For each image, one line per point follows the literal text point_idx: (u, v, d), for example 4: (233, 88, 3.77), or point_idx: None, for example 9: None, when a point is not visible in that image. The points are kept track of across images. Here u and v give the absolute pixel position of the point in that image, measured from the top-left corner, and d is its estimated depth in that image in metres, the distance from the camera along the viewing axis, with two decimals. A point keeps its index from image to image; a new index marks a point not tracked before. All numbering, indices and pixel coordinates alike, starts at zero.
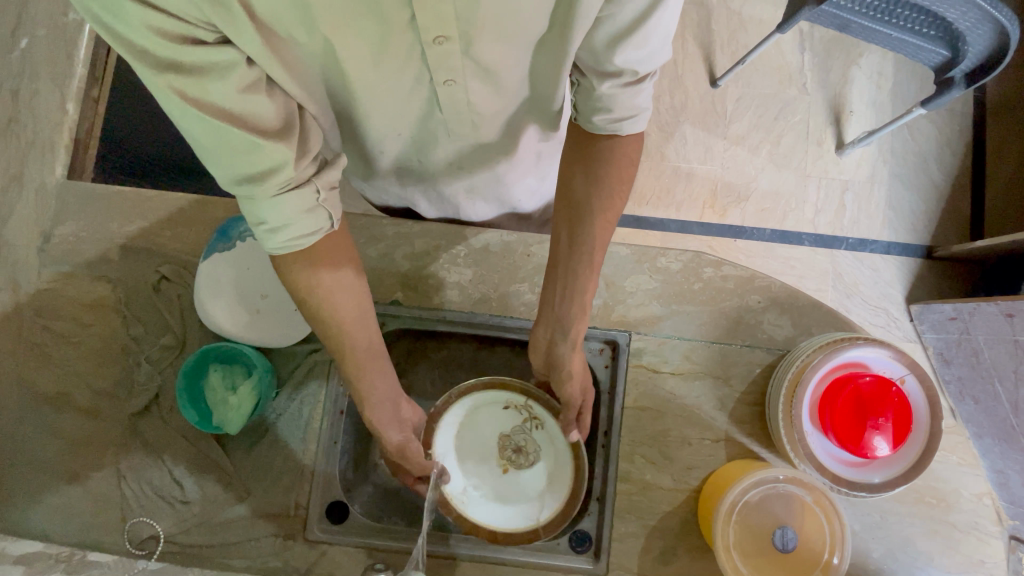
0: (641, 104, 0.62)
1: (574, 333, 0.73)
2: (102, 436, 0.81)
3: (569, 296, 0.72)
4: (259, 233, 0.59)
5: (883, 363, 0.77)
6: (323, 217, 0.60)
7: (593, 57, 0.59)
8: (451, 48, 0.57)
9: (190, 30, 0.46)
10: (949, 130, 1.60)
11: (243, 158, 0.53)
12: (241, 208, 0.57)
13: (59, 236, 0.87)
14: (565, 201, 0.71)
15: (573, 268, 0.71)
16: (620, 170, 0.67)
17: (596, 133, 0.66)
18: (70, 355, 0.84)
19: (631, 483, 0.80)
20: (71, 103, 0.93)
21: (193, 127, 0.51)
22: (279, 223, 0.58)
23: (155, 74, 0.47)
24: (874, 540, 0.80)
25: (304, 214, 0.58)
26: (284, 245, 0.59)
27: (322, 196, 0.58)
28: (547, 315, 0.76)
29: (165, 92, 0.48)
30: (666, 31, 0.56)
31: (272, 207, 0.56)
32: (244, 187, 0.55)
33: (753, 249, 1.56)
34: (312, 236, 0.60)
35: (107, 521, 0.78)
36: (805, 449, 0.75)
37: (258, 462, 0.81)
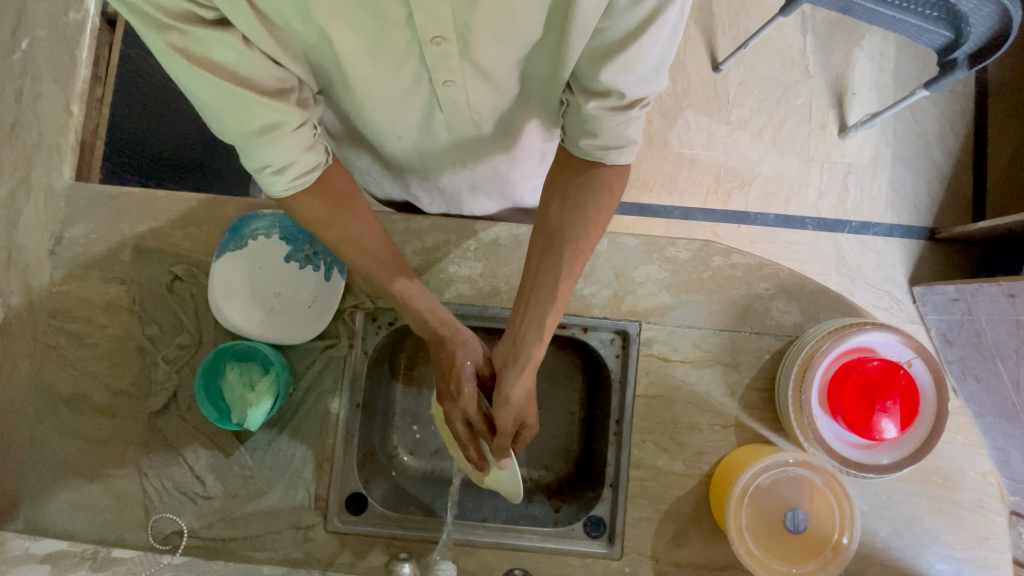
0: (631, 135, 0.62)
1: (528, 358, 0.71)
2: (121, 435, 0.83)
3: (531, 323, 0.70)
4: (264, 177, 0.59)
5: (891, 347, 0.79)
6: (321, 154, 0.61)
7: (585, 74, 0.59)
8: (448, 49, 0.57)
9: (191, 6, 0.47)
10: (951, 111, 1.59)
11: (242, 110, 0.53)
12: (243, 156, 0.57)
13: (70, 238, 0.87)
14: (542, 225, 0.71)
15: (540, 290, 0.70)
16: (598, 200, 0.66)
17: (582, 157, 0.66)
18: (87, 356, 0.85)
19: (643, 469, 0.82)
20: (77, 105, 0.93)
21: (196, 87, 0.52)
22: (284, 163, 0.58)
23: (158, 36, 0.49)
24: (881, 519, 0.82)
25: (304, 151, 0.59)
26: (290, 185, 0.60)
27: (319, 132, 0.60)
28: (508, 336, 0.74)
29: (168, 53, 0.49)
30: (658, 58, 0.56)
31: (275, 147, 0.56)
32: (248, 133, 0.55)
33: (756, 234, 1.56)
34: (313, 174, 0.61)
35: (131, 518, 0.80)
36: (814, 432, 0.77)
37: (277, 457, 0.82)
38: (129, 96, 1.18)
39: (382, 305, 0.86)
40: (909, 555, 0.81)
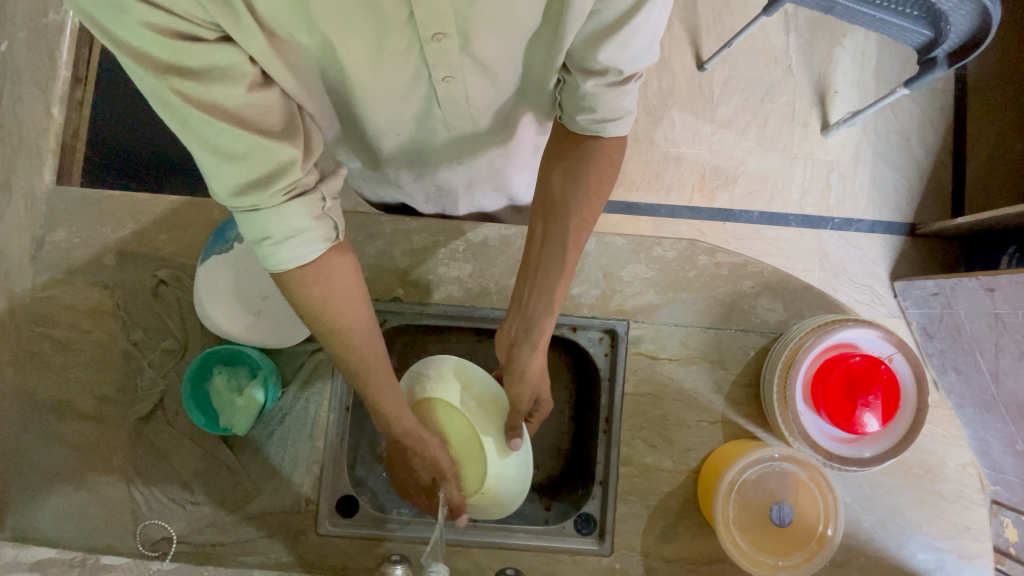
0: (626, 107, 0.63)
1: (540, 332, 0.73)
2: (107, 442, 0.82)
3: (542, 291, 0.72)
4: (264, 250, 0.56)
5: (872, 343, 0.80)
6: (330, 229, 0.58)
7: (581, 56, 0.59)
8: (450, 44, 0.57)
9: (189, 27, 0.46)
10: (931, 109, 1.62)
11: (247, 164, 0.51)
12: (246, 225, 0.54)
13: (51, 243, 0.86)
14: (542, 195, 0.71)
15: (548, 261, 0.71)
16: (598, 171, 0.67)
17: (580, 133, 0.67)
18: (71, 362, 0.84)
19: (632, 466, 0.83)
20: (57, 107, 0.91)
21: (196, 135, 0.49)
22: (286, 235, 0.55)
23: (157, 78, 0.46)
24: (865, 511, 0.84)
25: (311, 222, 0.56)
26: (292, 259, 0.57)
27: (329, 203, 0.57)
28: (517, 312, 0.76)
29: (170, 98, 0.47)
30: (652, 33, 0.57)
31: (278, 216, 0.54)
32: (249, 200, 0.52)
33: (742, 232, 1.58)
34: (320, 248, 0.58)
35: (119, 525, 0.79)
36: (799, 428, 0.78)
37: (267, 461, 0.82)
38: None
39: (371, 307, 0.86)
40: (891, 545, 0.83)
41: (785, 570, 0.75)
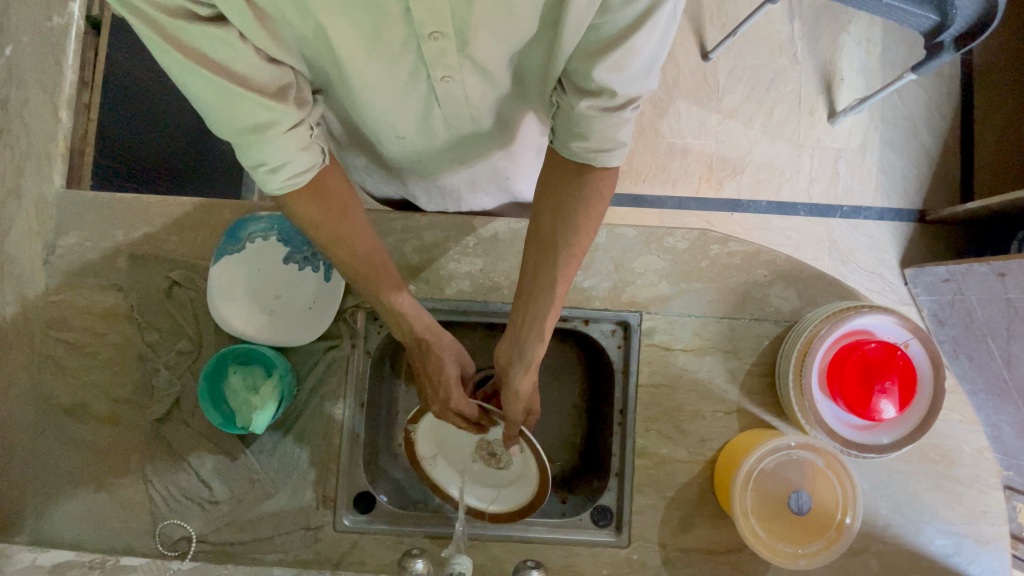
0: (620, 138, 0.62)
1: (531, 358, 0.73)
2: (124, 443, 0.82)
3: (531, 323, 0.71)
4: (259, 175, 0.59)
5: (888, 329, 0.80)
6: (318, 154, 0.61)
7: (578, 71, 0.59)
8: (446, 44, 0.57)
9: (187, 5, 0.47)
10: (939, 93, 1.61)
11: (239, 107, 0.54)
12: (241, 152, 0.58)
13: (64, 246, 0.86)
14: (534, 233, 0.71)
15: (536, 297, 0.70)
16: (588, 207, 0.66)
17: (574, 162, 0.65)
18: (86, 365, 0.84)
19: (648, 457, 0.83)
20: (64, 111, 0.91)
21: (191, 82, 0.52)
22: (279, 161, 0.58)
23: (155, 36, 0.49)
24: (882, 498, 0.84)
25: (300, 151, 0.59)
26: (287, 184, 0.60)
27: (316, 131, 0.60)
28: (507, 337, 0.76)
29: (170, 55, 0.50)
30: (649, 57, 0.56)
31: (272, 145, 0.56)
32: (245, 134, 0.56)
33: (749, 222, 1.58)
34: (308, 174, 0.61)
35: (139, 525, 0.80)
36: (815, 415, 0.78)
37: (284, 459, 0.82)
38: (116, 100, 1.17)
39: None
40: (910, 532, 0.83)
41: (805, 558, 0.75)
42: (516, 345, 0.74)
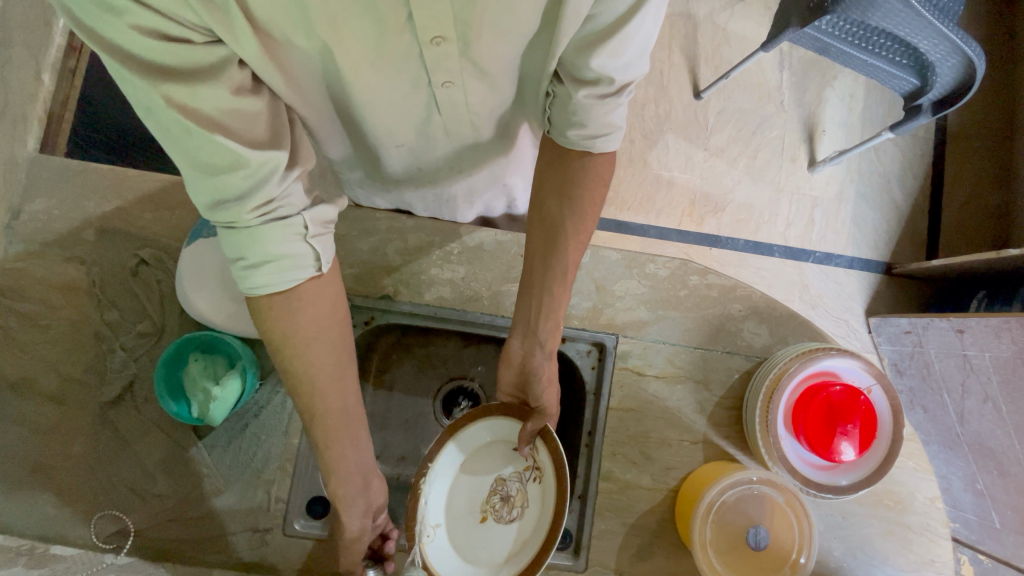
0: (614, 121, 0.64)
1: (550, 340, 0.74)
2: (69, 425, 0.78)
3: (545, 313, 0.74)
4: (237, 270, 0.57)
5: (852, 373, 0.82)
6: (309, 258, 0.58)
7: (573, 62, 0.60)
8: (449, 49, 0.57)
9: (180, 30, 0.46)
10: (912, 154, 1.69)
11: (222, 174, 0.51)
12: (225, 238, 0.56)
13: (28, 213, 0.82)
14: (538, 220, 0.73)
15: (547, 284, 0.73)
16: (591, 192, 0.70)
17: (571, 148, 0.68)
18: (38, 339, 0.80)
19: (612, 482, 0.82)
20: (47, 75, 0.94)
21: (176, 134, 0.49)
22: (263, 258, 0.56)
23: (143, 81, 0.46)
24: (836, 539, 0.85)
25: (287, 248, 0.56)
26: (263, 285, 0.57)
27: (310, 231, 0.57)
28: (521, 329, 0.76)
29: (155, 100, 0.47)
30: (642, 42, 0.58)
31: (254, 240, 0.55)
32: (227, 212, 0.54)
33: (727, 258, 1.61)
34: (293, 278, 0.58)
35: (72, 514, 0.75)
36: (778, 452, 0.79)
37: (239, 455, 0.79)
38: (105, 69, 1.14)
39: (360, 303, 0.84)
40: None
41: None
42: (528, 334, 0.75)
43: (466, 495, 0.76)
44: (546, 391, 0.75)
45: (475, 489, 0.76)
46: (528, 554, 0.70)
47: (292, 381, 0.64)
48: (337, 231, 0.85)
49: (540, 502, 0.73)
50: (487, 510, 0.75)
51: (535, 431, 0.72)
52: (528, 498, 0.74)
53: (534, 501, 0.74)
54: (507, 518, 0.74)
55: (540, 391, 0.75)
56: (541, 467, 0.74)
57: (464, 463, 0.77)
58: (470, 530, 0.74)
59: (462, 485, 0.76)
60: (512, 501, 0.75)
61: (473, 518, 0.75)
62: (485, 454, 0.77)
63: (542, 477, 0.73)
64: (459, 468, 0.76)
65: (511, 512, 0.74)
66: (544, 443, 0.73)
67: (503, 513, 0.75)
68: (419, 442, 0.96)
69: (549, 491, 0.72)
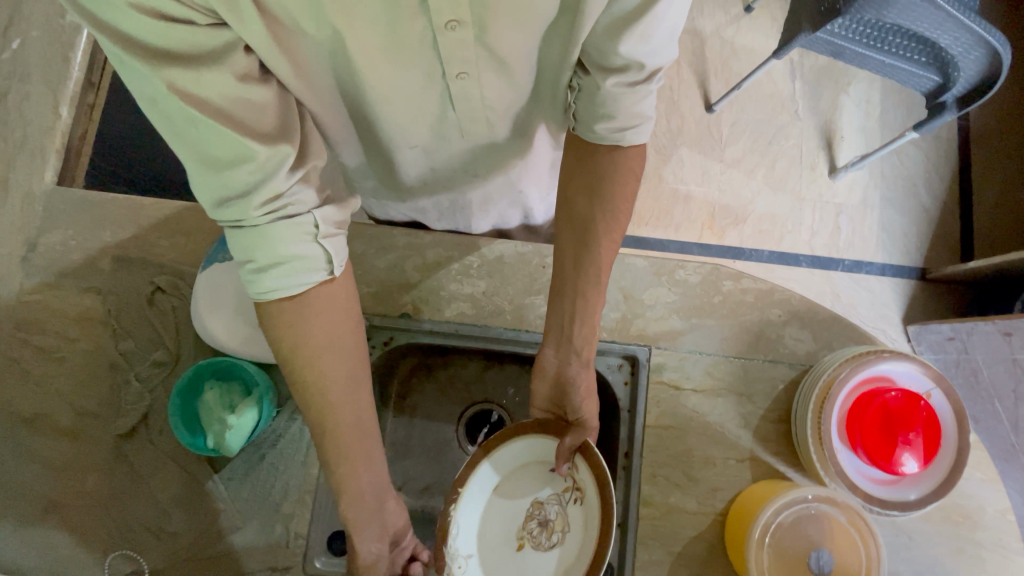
0: (644, 112, 0.62)
1: (585, 349, 0.71)
2: (82, 461, 0.75)
3: (580, 319, 0.70)
4: (247, 274, 0.55)
5: (910, 377, 0.75)
6: (319, 259, 0.56)
7: (600, 50, 0.58)
8: (464, 34, 0.55)
9: (185, 12, 0.44)
10: (937, 155, 1.64)
11: (228, 167, 0.50)
12: (233, 241, 0.54)
13: (45, 245, 0.81)
14: (568, 222, 0.70)
15: (582, 289, 0.69)
16: (621, 189, 0.66)
17: (598, 143, 0.65)
18: (52, 372, 0.78)
19: (653, 507, 0.76)
20: (65, 108, 0.90)
21: (180, 125, 0.48)
22: (270, 260, 0.54)
23: (147, 66, 0.45)
24: (902, 562, 0.77)
25: (296, 249, 0.54)
26: (272, 288, 0.55)
27: (319, 231, 0.55)
28: (553, 335, 0.72)
29: (159, 86, 0.45)
30: (672, 25, 0.56)
31: (260, 241, 0.53)
32: (234, 211, 0.52)
33: (752, 270, 1.56)
34: (303, 281, 0.55)
35: (82, 557, 0.71)
36: (835, 466, 0.73)
37: (257, 488, 0.74)
38: None
39: (379, 322, 0.81)
40: None
41: None
42: (563, 343, 0.72)
43: (501, 523, 0.70)
44: (585, 403, 0.70)
45: (511, 515, 0.71)
46: None
47: (308, 401, 0.60)
48: (355, 250, 0.82)
49: (580, 530, 0.67)
50: (525, 536, 0.70)
51: (571, 448, 0.67)
52: (568, 523, 0.68)
53: (576, 526, 0.67)
54: (548, 546, 0.68)
55: (576, 399, 0.71)
56: (580, 489, 0.67)
57: (498, 486, 0.71)
58: (507, 560, 0.69)
59: (496, 511, 0.71)
60: (552, 527, 0.69)
61: (509, 546, 0.69)
62: (521, 475, 0.72)
63: (583, 499, 0.67)
64: (492, 492, 0.71)
65: (551, 538, 0.68)
66: (583, 461, 0.66)
67: (543, 540, 0.69)
68: (444, 470, 0.91)
69: (591, 515, 0.65)
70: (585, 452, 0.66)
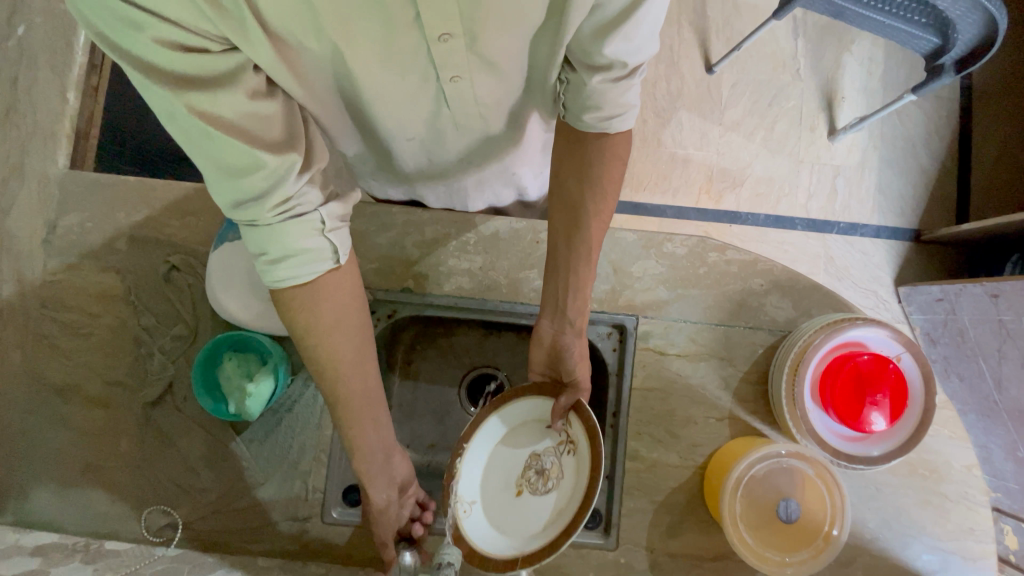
0: (630, 101, 0.64)
1: (579, 321, 0.76)
2: (116, 426, 0.82)
3: (573, 291, 0.74)
4: (262, 265, 0.59)
5: (880, 342, 0.80)
6: (327, 250, 0.60)
7: (585, 52, 0.60)
8: (455, 44, 0.57)
9: (200, 42, 0.48)
10: (937, 116, 1.63)
11: (244, 178, 0.53)
12: (246, 237, 0.58)
13: (64, 227, 0.86)
14: (560, 201, 0.74)
15: (574, 266, 0.74)
16: (608, 171, 0.69)
17: (587, 133, 0.68)
18: (81, 346, 0.84)
19: (639, 461, 0.83)
20: (72, 93, 0.97)
21: (197, 141, 0.51)
22: (283, 253, 0.58)
23: (167, 91, 0.48)
24: (870, 511, 0.84)
25: (307, 242, 0.58)
26: (285, 278, 0.59)
27: (326, 225, 0.59)
28: (550, 307, 0.77)
29: (179, 109, 0.49)
30: (653, 23, 0.57)
31: (273, 237, 0.57)
32: (248, 212, 0.55)
33: (747, 234, 1.59)
34: (313, 269, 0.60)
35: (123, 510, 0.80)
36: (806, 425, 0.78)
37: (276, 448, 0.82)
38: None
39: (382, 297, 0.86)
40: (896, 546, 0.83)
41: (792, 566, 0.75)
42: (557, 314, 0.77)
43: (502, 474, 0.77)
44: (579, 367, 0.77)
45: (511, 467, 0.77)
46: (564, 521, 0.68)
47: (320, 373, 0.66)
48: (357, 228, 0.86)
49: (574, 475, 0.72)
50: (522, 483, 0.76)
51: (569, 404, 0.74)
52: (563, 471, 0.74)
53: (570, 472, 0.73)
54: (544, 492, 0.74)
55: (573, 364, 0.77)
56: (574, 439, 0.74)
57: (500, 441, 0.78)
58: (507, 505, 0.75)
59: (497, 464, 0.77)
60: (548, 475, 0.75)
61: (509, 493, 0.75)
62: (521, 431, 0.78)
63: (576, 447, 0.73)
64: (494, 448, 0.78)
65: (547, 485, 0.74)
66: (576, 414, 0.73)
67: (540, 486, 0.74)
68: (447, 430, 0.99)
69: (583, 459, 0.71)
70: (579, 407, 0.73)
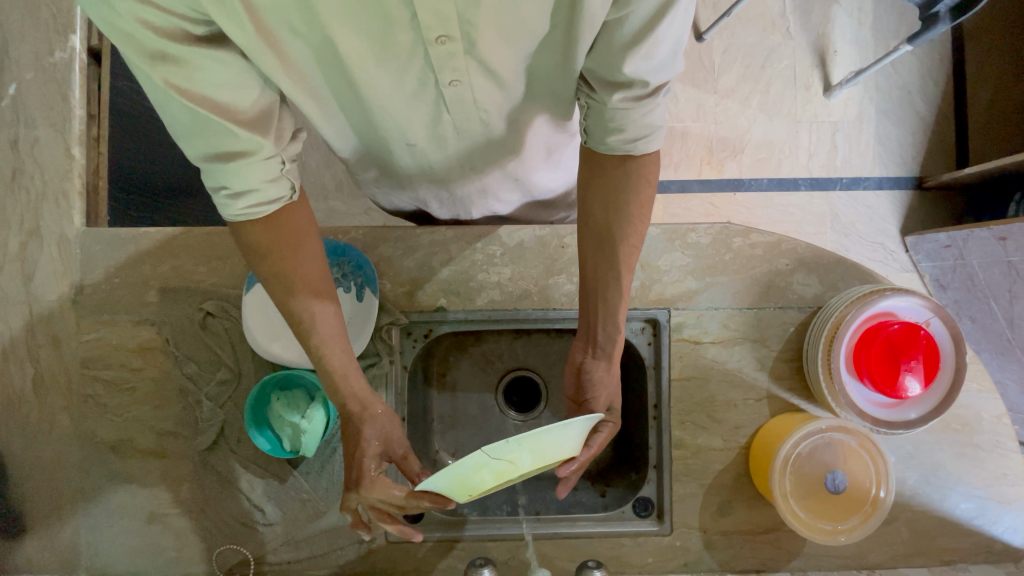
0: (654, 123, 0.64)
1: (610, 345, 0.76)
2: (174, 474, 0.84)
3: (603, 321, 0.75)
4: (220, 199, 0.63)
5: (911, 310, 0.82)
6: (286, 188, 0.65)
7: (605, 68, 0.61)
8: (454, 47, 0.58)
9: (182, 23, 0.52)
10: (931, 60, 1.62)
11: (214, 137, 0.58)
12: (207, 177, 0.62)
13: (90, 285, 0.86)
14: (588, 228, 0.73)
15: (605, 296, 0.74)
16: (639, 197, 0.69)
17: (609, 154, 0.68)
18: (127, 402, 0.85)
19: (685, 448, 0.86)
20: (77, 148, 0.88)
21: (171, 105, 0.56)
22: (244, 190, 0.62)
23: (145, 63, 0.52)
24: (909, 469, 0.87)
25: (267, 183, 0.63)
26: (246, 212, 0.64)
27: (287, 167, 0.64)
28: (583, 325, 0.78)
29: (157, 83, 0.53)
30: (675, 42, 0.58)
31: (233, 176, 0.60)
32: (215, 161, 0.60)
33: (753, 201, 1.61)
34: (273, 205, 0.65)
35: (195, 553, 0.83)
36: (845, 398, 0.81)
37: (333, 478, 0.84)
38: (116, 124, 1.15)
39: (416, 318, 0.87)
40: (936, 499, 0.87)
41: (844, 533, 0.79)
42: (590, 342, 0.78)
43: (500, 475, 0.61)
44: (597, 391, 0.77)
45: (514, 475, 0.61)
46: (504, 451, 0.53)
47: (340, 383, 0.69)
48: (383, 253, 0.87)
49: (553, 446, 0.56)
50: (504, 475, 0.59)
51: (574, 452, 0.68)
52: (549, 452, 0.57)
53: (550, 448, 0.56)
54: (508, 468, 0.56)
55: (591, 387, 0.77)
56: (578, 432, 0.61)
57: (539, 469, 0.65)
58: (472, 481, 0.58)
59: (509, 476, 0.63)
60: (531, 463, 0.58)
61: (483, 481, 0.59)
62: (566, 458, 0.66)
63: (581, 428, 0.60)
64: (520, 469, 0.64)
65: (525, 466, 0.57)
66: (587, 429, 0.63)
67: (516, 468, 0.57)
68: (491, 435, 1.01)
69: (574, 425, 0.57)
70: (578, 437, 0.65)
